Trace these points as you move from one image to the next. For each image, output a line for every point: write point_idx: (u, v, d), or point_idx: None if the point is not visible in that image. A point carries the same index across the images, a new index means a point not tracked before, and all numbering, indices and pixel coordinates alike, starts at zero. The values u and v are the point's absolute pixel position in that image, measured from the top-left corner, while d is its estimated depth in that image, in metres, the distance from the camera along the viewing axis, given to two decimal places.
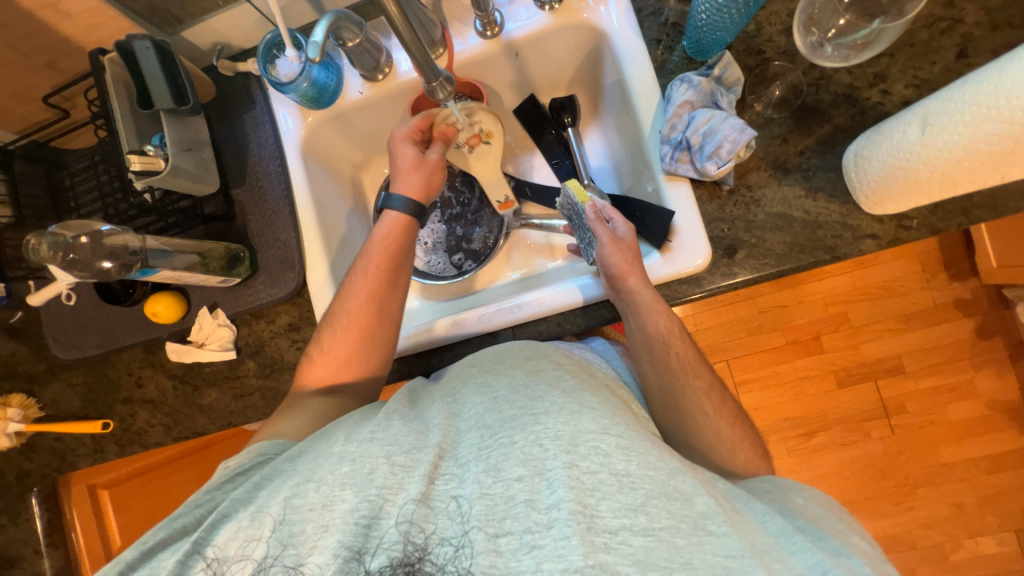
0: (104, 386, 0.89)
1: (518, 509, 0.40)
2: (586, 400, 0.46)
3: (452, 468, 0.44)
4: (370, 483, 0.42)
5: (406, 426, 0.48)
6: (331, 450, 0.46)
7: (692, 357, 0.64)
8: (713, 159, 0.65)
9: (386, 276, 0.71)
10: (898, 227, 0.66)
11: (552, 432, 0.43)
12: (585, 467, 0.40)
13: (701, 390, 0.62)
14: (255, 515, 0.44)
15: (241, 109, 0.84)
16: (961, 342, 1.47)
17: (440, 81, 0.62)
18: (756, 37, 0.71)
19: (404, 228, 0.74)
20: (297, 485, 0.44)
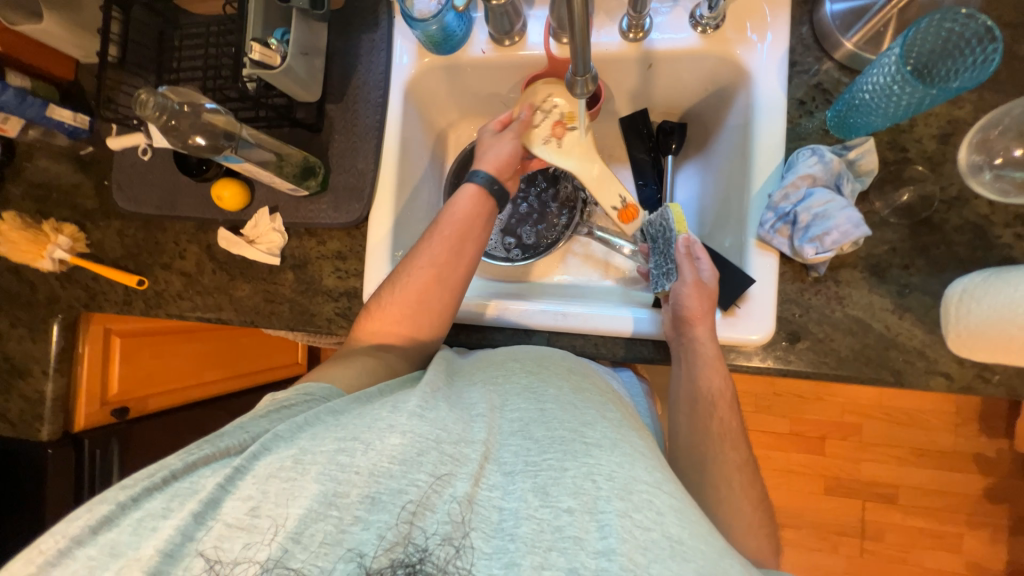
0: (149, 245, 0.91)
1: (565, 544, 0.40)
2: (636, 442, 0.47)
3: (496, 476, 0.45)
4: (417, 466, 0.44)
5: (453, 413, 0.50)
6: (376, 415, 0.48)
7: (735, 428, 0.64)
8: (814, 242, 0.62)
9: (453, 245, 0.70)
10: (976, 375, 0.63)
11: (606, 470, 0.44)
12: (639, 520, 0.40)
13: (733, 464, 0.62)
14: (300, 458, 0.45)
15: (363, 28, 0.82)
16: (967, 497, 1.41)
17: (586, 78, 0.58)
18: (905, 133, 0.66)
19: (479, 203, 0.72)
20: (344, 442, 0.45)
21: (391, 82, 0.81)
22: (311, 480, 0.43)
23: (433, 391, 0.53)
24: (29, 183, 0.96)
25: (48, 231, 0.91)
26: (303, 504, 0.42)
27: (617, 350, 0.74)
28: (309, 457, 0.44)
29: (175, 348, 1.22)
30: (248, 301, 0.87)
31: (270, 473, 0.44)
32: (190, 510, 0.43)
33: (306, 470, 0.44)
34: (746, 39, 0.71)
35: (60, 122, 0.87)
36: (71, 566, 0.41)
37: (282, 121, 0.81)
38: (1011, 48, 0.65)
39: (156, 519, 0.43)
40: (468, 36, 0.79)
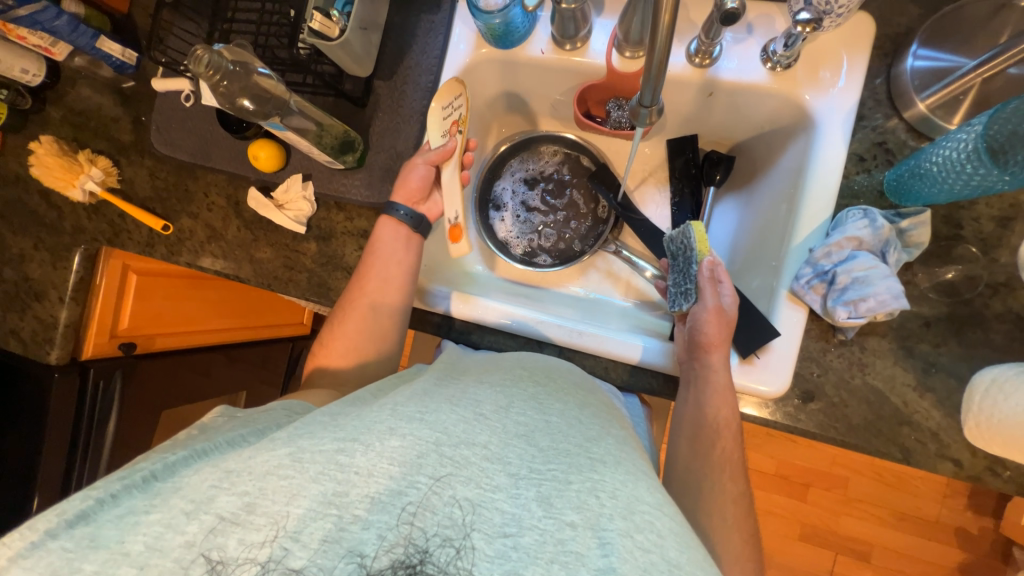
0: (178, 192, 0.92)
1: (565, 557, 0.37)
2: (637, 464, 0.45)
3: (501, 477, 0.42)
4: (419, 469, 0.41)
5: (454, 414, 0.46)
6: (377, 415, 0.45)
7: (735, 460, 0.63)
8: (848, 306, 0.61)
9: (386, 277, 0.72)
10: (986, 467, 0.61)
11: (609, 488, 0.41)
12: (641, 542, 0.38)
13: (728, 496, 0.60)
14: (298, 455, 0.42)
15: (424, 7, 0.80)
16: (940, 567, 1.41)
17: (651, 109, 0.59)
18: (963, 208, 0.63)
19: (397, 237, 0.74)
20: (343, 442, 0.43)
21: (444, 67, 0.79)
22: (314, 480, 0.40)
23: (429, 391, 0.50)
24: (70, 110, 0.96)
25: (84, 161, 0.91)
26: (302, 504, 0.39)
27: (625, 376, 0.74)
28: (310, 454, 0.42)
29: (188, 292, 1.22)
30: (268, 264, 0.87)
31: (271, 468, 0.41)
32: (178, 507, 0.39)
33: (304, 470, 0.41)
34: (816, 83, 0.68)
35: (108, 55, 0.87)
36: (42, 560, 0.36)
37: (328, 91, 0.80)
38: None
39: (139, 514, 0.39)
40: (529, 34, 0.76)
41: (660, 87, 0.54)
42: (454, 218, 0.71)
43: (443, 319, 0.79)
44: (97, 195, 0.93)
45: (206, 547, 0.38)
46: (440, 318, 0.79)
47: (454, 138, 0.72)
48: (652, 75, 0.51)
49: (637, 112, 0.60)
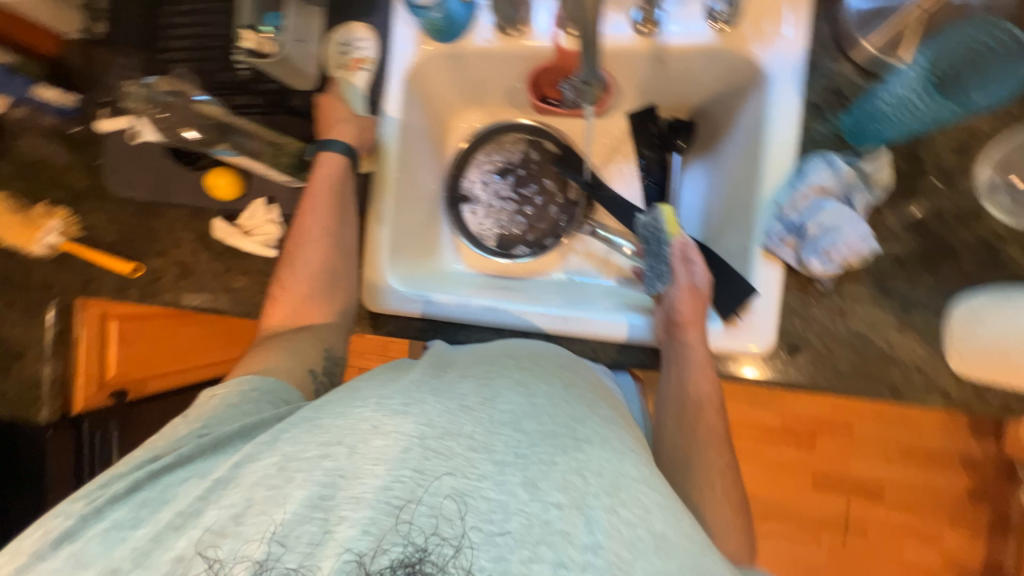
0: (144, 233, 0.90)
1: (553, 539, 0.39)
2: (625, 441, 0.48)
3: (487, 466, 0.42)
4: (403, 464, 0.41)
5: (440, 404, 0.46)
6: (359, 412, 0.45)
7: (721, 432, 0.64)
8: (820, 256, 0.61)
9: (334, 207, 0.74)
10: (973, 395, 0.62)
11: (596, 466, 0.43)
12: (625, 516, 0.41)
13: (716, 466, 0.63)
14: (283, 465, 0.43)
15: (363, 11, 0.79)
16: (951, 495, 1.43)
17: (592, 80, 0.63)
18: (922, 143, 0.64)
19: (335, 169, 0.74)
20: (326, 446, 0.43)
21: (392, 69, 0.77)
22: (302, 484, 0.41)
23: (411, 381, 0.50)
24: (19, 164, 0.93)
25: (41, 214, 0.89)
26: (288, 512, 0.40)
27: (615, 355, 0.74)
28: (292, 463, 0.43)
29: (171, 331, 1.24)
30: (245, 293, 0.86)
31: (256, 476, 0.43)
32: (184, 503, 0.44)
33: (291, 477, 0.42)
34: (762, 37, 0.68)
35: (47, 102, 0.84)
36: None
37: (278, 110, 0.79)
38: None
39: (126, 529, 0.45)
40: (472, 23, 0.76)
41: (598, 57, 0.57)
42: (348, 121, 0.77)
43: (426, 323, 0.78)
44: (60, 247, 0.91)
45: (201, 557, 0.40)
46: (423, 323, 0.79)
47: (353, 72, 0.78)
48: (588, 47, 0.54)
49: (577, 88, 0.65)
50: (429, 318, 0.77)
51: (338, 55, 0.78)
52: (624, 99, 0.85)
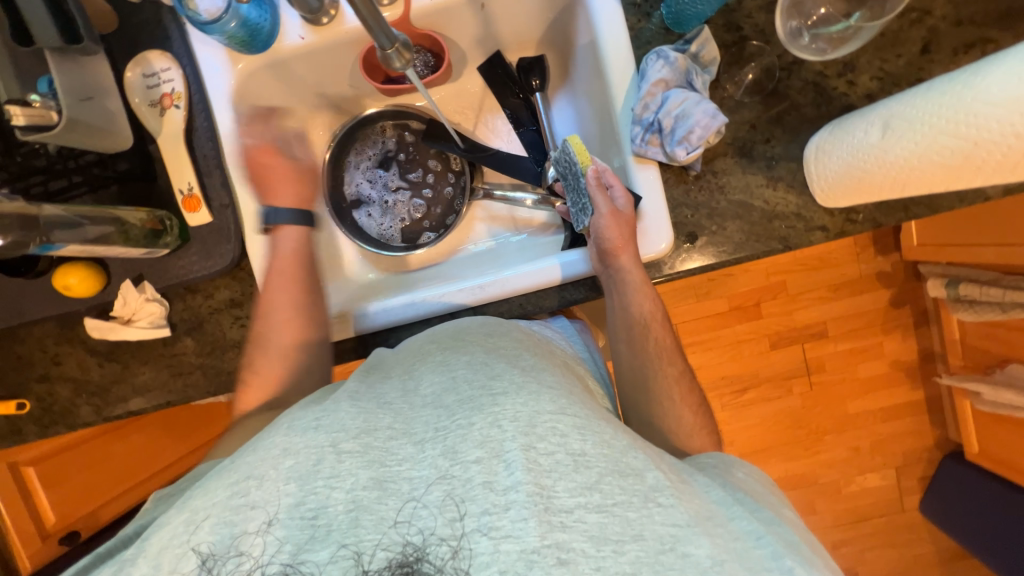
0: (13, 363, 0.79)
1: (474, 491, 0.42)
2: (544, 380, 0.50)
3: (406, 449, 0.46)
4: (316, 476, 0.43)
5: (353, 409, 0.48)
6: (270, 442, 0.46)
7: (667, 340, 0.70)
8: (683, 144, 0.64)
9: (302, 275, 0.71)
10: (845, 220, 0.69)
11: (510, 414, 0.46)
12: (543, 448, 0.44)
13: (670, 376, 0.68)
14: (190, 519, 0.43)
15: (155, 47, 0.71)
16: (879, 311, 1.61)
17: (398, 47, 0.58)
18: (734, 12, 0.68)
19: (302, 239, 0.73)
20: (235, 484, 0.44)
21: (213, 100, 0.71)
22: (217, 519, 0.42)
23: (336, 396, 0.51)
24: None
25: None
26: (206, 548, 0.42)
27: (542, 302, 0.75)
28: (206, 512, 0.43)
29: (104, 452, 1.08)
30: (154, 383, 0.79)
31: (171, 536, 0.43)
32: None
33: (198, 521, 0.43)
34: None
35: None
36: None
37: (105, 181, 0.70)
38: None
39: None
40: (279, 25, 0.71)
41: (385, 21, 0.53)
42: (187, 189, 0.72)
43: (355, 342, 0.76)
44: None
45: None
46: (352, 342, 0.76)
47: (167, 110, 0.71)
48: (365, 14, 0.50)
49: (385, 56, 0.59)
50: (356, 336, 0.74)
51: (145, 93, 0.71)
52: (467, 55, 0.83)
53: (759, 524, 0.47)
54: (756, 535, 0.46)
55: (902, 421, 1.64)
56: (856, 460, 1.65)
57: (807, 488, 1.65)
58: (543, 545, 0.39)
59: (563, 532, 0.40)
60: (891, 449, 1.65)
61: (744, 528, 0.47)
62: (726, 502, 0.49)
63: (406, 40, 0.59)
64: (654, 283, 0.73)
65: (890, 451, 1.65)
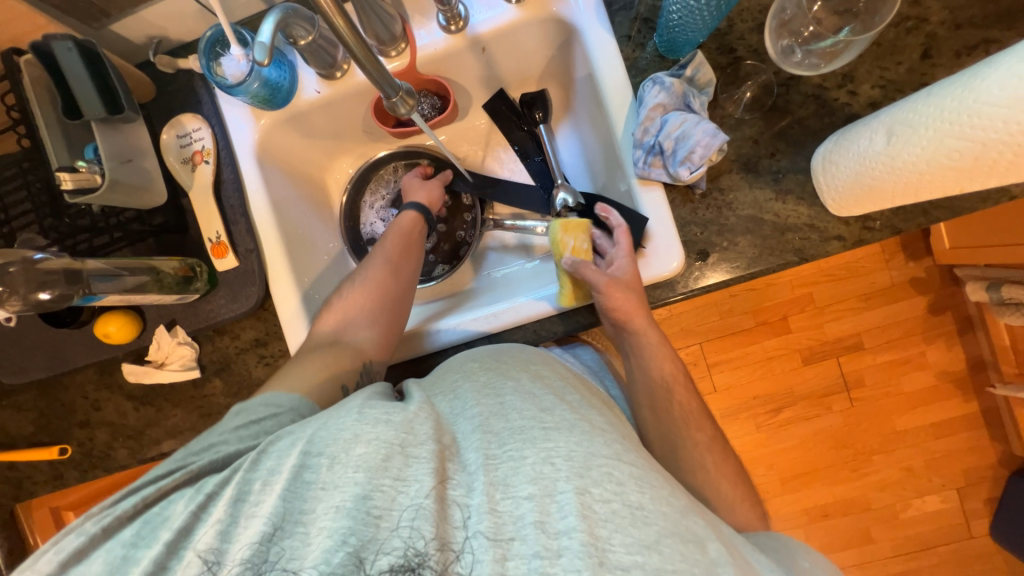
0: (58, 410, 0.84)
1: (528, 529, 0.41)
2: (596, 423, 0.50)
3: (460, 474, 0.45)
4: (381, 473, 0.44)
5: (421, 414, 0.49)
6: (342, 420, 0.47)
7: (695, 409, 0.67)
8: (685, 164, 0.64)
9: (404, 253, 0.76)
10: (862, 228, 0.68)
11: (564, 451, 0.45)
12: (599, 494, 0.43)
13: (699, 441, 0.65)
14: (267, 479, 0.46)
15: (187, 110, 0.78)
16: (916, 319, 1.53)
17: (402, 96, 0.61)
18: (727, 35, 0.70)
19: (419, 225, 0.79)
20: (310, 457, 0.45)
21: (239, 153, 0.77)
22: (282, 498, 0.44)
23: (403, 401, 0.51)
24: None
25: None
26: (263, 531, 0.43)
27: (556, 327, 0.75)
28: (275, 486, 0.45)
29: None
30: (185, 424, 0.82)
31: (238, 501, 0.45)
32: (161, 539, 0.45)
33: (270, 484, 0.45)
34: None
35: None
36: None
37: (142, 235, 0.76)
38: None
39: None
40: (297, 82, 0.76)
41: (388, 73, 0.57)
42: (215, 237, 0.76)
43: None
44: None
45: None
46: None
47: (198, 166, 0.76)
48: (370, 68, 0.54)
49: (391, 105, 0.62)
50: None
51: (178, 152, 0.77)
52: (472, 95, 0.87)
53: None
54: None
55: (957, 436, 1.53)
56: (910, 482, 1.53)
57: (859, 514, 1.54)
58: None
59: None
60: (948, 468, 1.53)
61: None
62: None
63: (410, 88, 0.63)
64: (669, 303, 0.72)
65: (947, 470, 1.53)
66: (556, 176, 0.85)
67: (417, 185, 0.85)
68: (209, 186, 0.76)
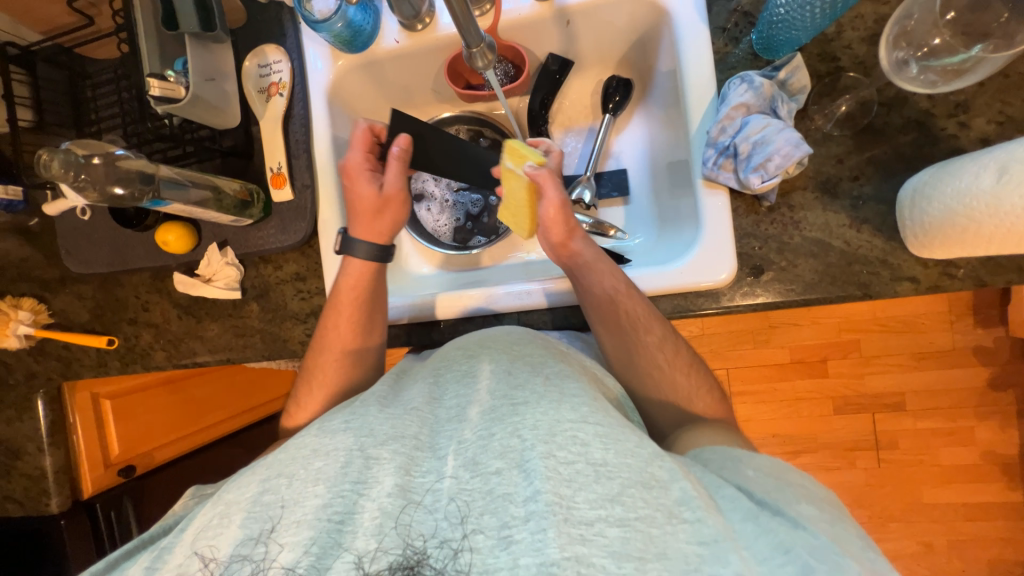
0: (112, 304, 0.90)
1: (496, 504, 0.43)
2: (569, 388, 0.50)
3: (430, 461, 0.47)
4: (342, 479, 0.46)
5: (381, 414, 0.51)
6: (302, 443, 0.50)
7: (642, 312, 0.65)
8: (759, 171, 0.61)
9: (360, 311, 0.72)
10: (941, 274, 0.62)
11: (530, 423, 0.46)
12: (563, 457, 0.44)
13: (653, 345, 0.65)
14: (228, 510, 0.47)
15: (271, 41, 0.80)
16: (972, 390, 1.41)
17: (482, 48, 0.59)
18: (833, 41, 0.65)
19: (370, 272, 0.73)
20: (269, 480, 0.48)
21: (312, 91, 0.79)
22: (252, 516, 0.46)
23: (362, 402, 0.54)
24: None
25: (7, 308, 0.89)
26: (241, 542, 0.45)
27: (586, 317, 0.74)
28: (242, 506, 0.47)
29: (175, 398, 1.22)
30: (220, 340, 0.86)
31: (208, 527, 0.47)
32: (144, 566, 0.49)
33: (231, 514, 0.47)
34: None
35: None
36: None
37: (212, 154, 0.79)
38: None
39: None
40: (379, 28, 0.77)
41: (474, 21, 0.54)
42: (277, 167, 0.79)
43: (399, 330, 0.78)
44: (34, 336, 0.91)
45: None
46: (398, 329, 0.79)
47: (272, 97, 0.79)
48: (457, 13, 0.51)
49: (470, 55, 0.60)
50: (400, 322, 0.78)
51: (257, 81, 0.79)
52: None
53: (786, 535, 0.42)
54: (784, 549, 0.40)
55: (990, 522, 1.41)
56: (926, 557, 1.44)
57: None
58: (564, 556, 0.40)
59: (584, 545, 0.40)
60: (972, 552, 1.42)
61: (771, 544, 0.41)
62: (751, 515, 0.43)
63: (492, 42, 0.60)
64: (708, 314, 0.69)
65: (971, 555, 1.42)
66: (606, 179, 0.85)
67: (377, 200, 0.73)
68: (279, 119, 0.79)
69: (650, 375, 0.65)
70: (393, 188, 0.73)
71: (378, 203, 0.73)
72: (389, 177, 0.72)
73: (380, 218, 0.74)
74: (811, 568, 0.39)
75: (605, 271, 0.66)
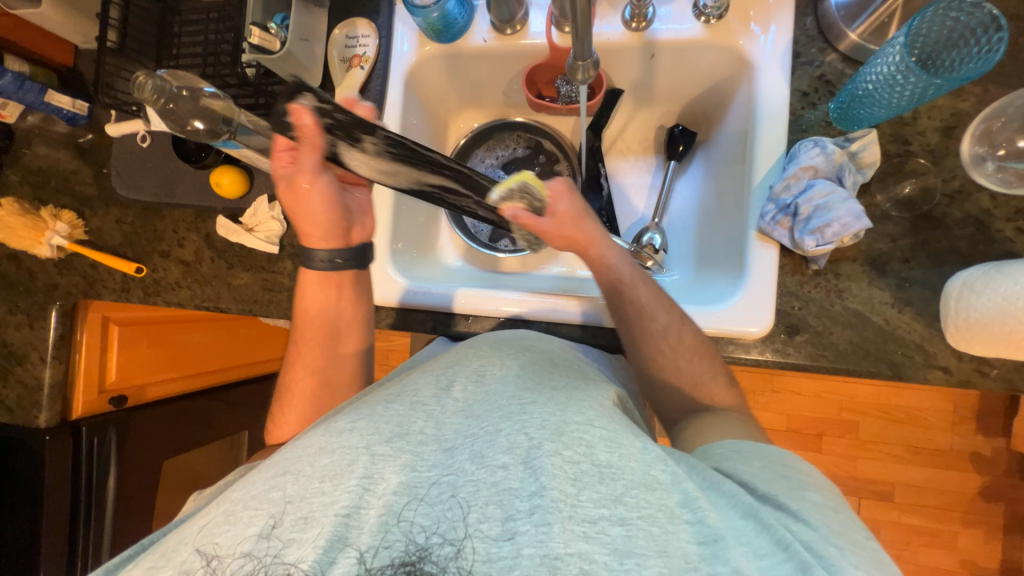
0: (149, 234, 0.90)
1: (500, 496, 0.42)
2: (577, 394, 0.50)
3: (437, 454, 0.46)
4: (349, 474, 0.44)
5: (387, 411, 0.49)
6: (308, 442, 0.48)
7: (655, 293, 0.65)
8: (814, 235, 0.61)
9: (328, 329, 0.72)
10: (975, 370, 0.63)
11: (538, 422, 0.46)
12: (569, 456, 0.43)
13: (657, 332, 0.63)
14: (231, 511, 0.45)
15: (364, 15, 0.81)
16: (961, 496, 1.39)
17: (586, 63, 0.59)
18: (907, 125, 0.67)
19: (327, 285, 0.72)
20: (274, 478, 0.46)
21: (392, 71, 0.81)
22: (257, 515, 0.44)
23: (368, 402, 0.52)
24: (29, 169, 0.95)
25: (47, 217, 0.89)
26: (248, 541, 0.42)
27: (614, 341, 0.74)
28: (246, 503, 0.45)
29: (171, 339, 1.19)
30: (247, 290, 0.87)
31: (211, 524, 0.45)
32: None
33: (237, 520, 0.44)
34: (750, 30, 0.71)
35: (59, 109, 0.86)
36: None
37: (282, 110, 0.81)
38: (1017, 40, 0.65)
39: None
40: (469, 24, 0.79)
41: (590, 37, 0.55)
42: None
43: (427, 316, 0.79)
44: (66, 249, 0.92)
45: None
46: (425, 316, 0.79)
47: (353, 69, 0.81)
48: (577, 26, 0.52)
49: (571, 67, 0.60)
50: (428, 309, 0.77)
51: (342, 50, 0.81)
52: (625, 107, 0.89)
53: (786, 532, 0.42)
54: (785, 544, 0.41)
55: None
56: None
57: None
58: (566, 552, 0.39)
59: (585, 542, 0.39)
60: None
61: (771, 540, 0.41)
62: (751, 512, 0.43)
63: (598, 59, 0.61)
64: (736, 363, 0.69)
65: None
66: (656, 217, 0.86)
67: (289, 187, 0.67)
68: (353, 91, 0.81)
69: (661, 361, 0.63)
70: (301, 173, 0.64)
71: (293, 191, 0.67)
72: (308, 167, 0.63)
73: (303, 208, 0.68)
74: (809, 565, 0.39)
75: (612, 262, 0.67)
